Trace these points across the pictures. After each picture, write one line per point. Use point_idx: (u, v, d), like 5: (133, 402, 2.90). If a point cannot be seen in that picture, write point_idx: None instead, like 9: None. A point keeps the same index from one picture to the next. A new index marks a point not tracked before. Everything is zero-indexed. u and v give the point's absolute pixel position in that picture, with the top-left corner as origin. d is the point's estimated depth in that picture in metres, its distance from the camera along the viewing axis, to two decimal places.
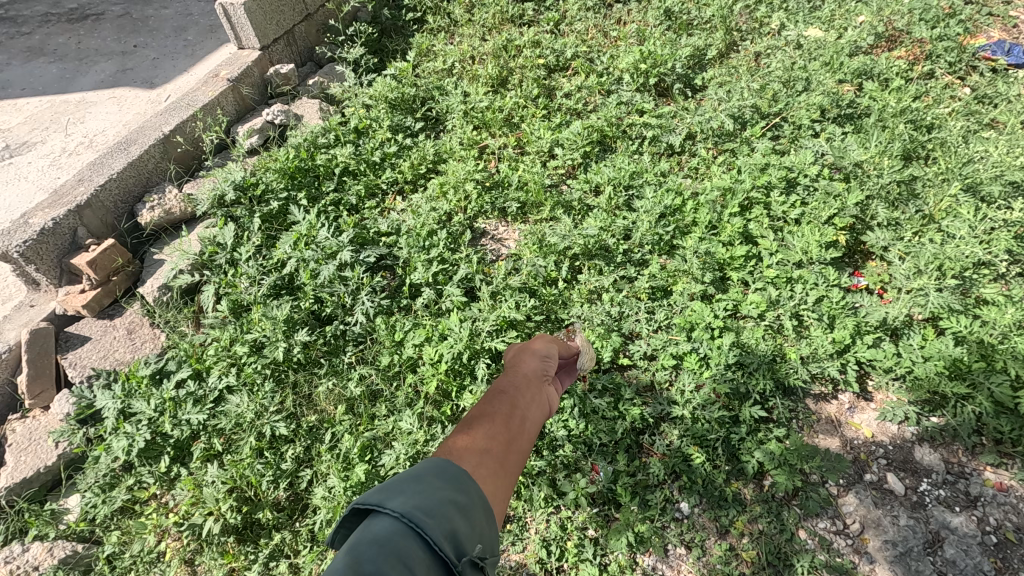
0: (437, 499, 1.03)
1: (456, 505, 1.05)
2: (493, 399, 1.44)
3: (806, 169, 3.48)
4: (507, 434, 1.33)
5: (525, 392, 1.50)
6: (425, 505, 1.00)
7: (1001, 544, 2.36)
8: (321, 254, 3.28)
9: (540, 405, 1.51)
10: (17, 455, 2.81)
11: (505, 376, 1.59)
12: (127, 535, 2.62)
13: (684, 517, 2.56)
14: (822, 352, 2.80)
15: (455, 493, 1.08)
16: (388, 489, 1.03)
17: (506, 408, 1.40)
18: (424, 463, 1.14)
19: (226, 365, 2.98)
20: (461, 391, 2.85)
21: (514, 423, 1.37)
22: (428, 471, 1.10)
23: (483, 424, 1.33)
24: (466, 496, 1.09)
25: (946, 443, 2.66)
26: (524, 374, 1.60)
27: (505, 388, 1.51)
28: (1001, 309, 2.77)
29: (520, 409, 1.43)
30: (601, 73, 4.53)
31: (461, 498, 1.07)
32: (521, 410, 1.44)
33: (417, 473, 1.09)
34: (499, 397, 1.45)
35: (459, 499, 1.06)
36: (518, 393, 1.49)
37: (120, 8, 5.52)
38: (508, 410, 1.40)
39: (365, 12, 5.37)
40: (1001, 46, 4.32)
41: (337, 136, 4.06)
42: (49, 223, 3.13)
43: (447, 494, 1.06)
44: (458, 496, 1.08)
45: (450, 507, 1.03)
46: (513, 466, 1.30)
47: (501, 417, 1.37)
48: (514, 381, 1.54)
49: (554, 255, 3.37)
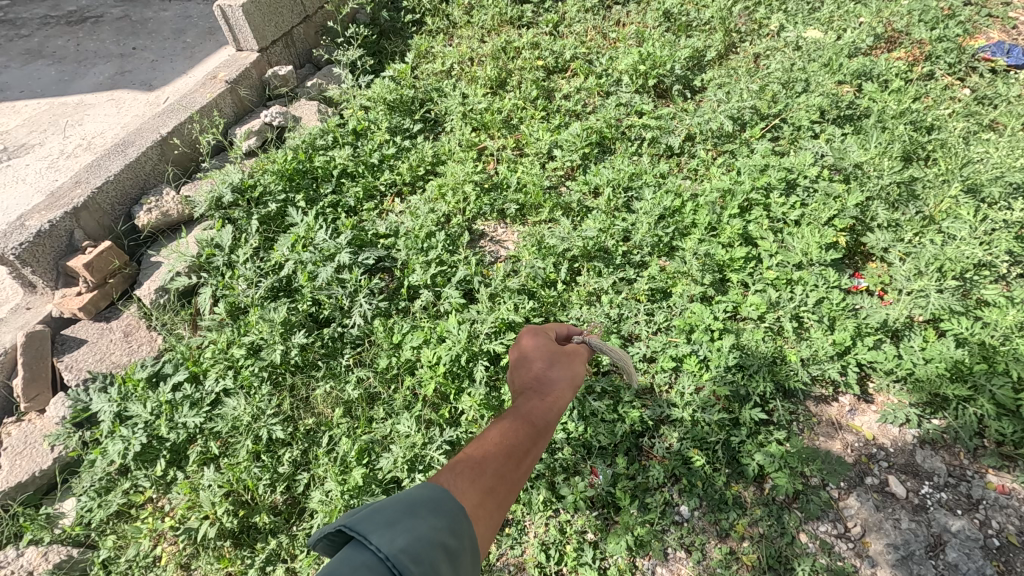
0: (428, 542, 0.99)
1: (447, 550, 1.02)
2: (514, 426, 1.42)
3: (806, 170, 3.47)
4: (514, 474, 1.32)
5: (545, 427, 1.48)
6: (414, 547, 0.96)
7: (1004, 548, 2.34)
8: (318, 256, 3.27)
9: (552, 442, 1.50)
10: (12, 459, 2.78)
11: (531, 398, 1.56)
12: (122, 539, 2.60)
13: (684, 520, 2.53)
14: (822, 353, 2.78)
15: (448, 536, 1.05)
16: (379, 517, 0.99)
17: (521, 442, 1.39)
18: (424, 493, 1.12)
19: (223, 368, 2.96)
20: (460, 393, 2.83)
21: (524, 461, 1.36)
22: (424, 506, 1.07)
23: (494, 458, 1.31)
24: (457, 540, 1.07)
25: (948, 446, 2.64)
26: (550, 401, 1.56)
27: (528, 415, 1.48)
28: (1003, 310, 2.77)
29: (534, 447, 1.41)
30: (600, 74, 4.52)
31: (452, 543, 1.04)
32: (535, 448, 1.43)
33: (413, 505, 1.06)
34: (519, 427, 1.42)
35: (450, 544, 1.03)
36: (540, 425, 1.47)
37: (119, 11, 5.52)
38: (521, 447, 1.38)
39: (364, 15, 5.39)
40: (1001, 47, 4.32)
41: (336, 138, 4.05)
42: (46, 225, 3.11)
43: (439, 538, 1.02)
44: (450, 539, 1.05)
45: (439, 551, 1.00)
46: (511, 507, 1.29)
47: (513, 453, 1.36)
48: (540, 407, 1.52)
49: (553, 256, 3.35)
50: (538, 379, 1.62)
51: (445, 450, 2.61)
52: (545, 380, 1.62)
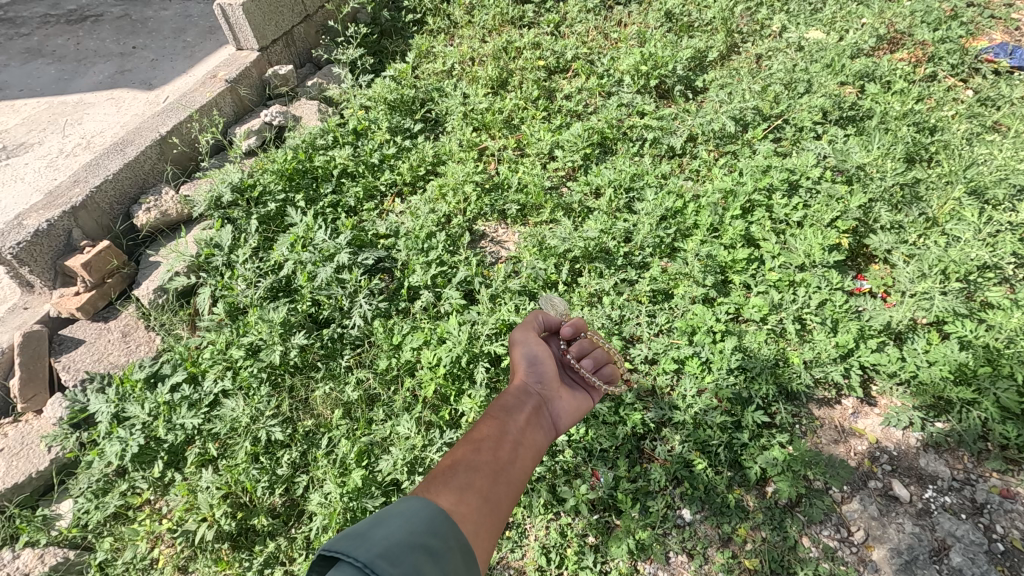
0: (405, 545, 1.01)
1: (427, 549, 1.06)
2: (482, 431, 1.63)
3: (807, 171, 3.45)
4: (488, 470, 1.49)
5: (516, 412, 1.80)
6: (390, 551, 0.97)
7: (1009, 552, 2.32)
8: (318, 256, 3.24)
9: (526, 440, 1.71)
10: (9, 459, 2.76)
11: (505, 403, 1.82)
12: (119, 541, 2.57)
13: (686, 524, 2.51)
14: (825, 356, 2.74)
15: (429, 537, 1.10)
16: (357, 533, 0.99)
17: (490, 445, 1.58)
18: (398, 506, 1.16)
19: (222, 369, 2.94)
20: (460, 395, 2.82)
21: (496, 460, 1.53)
22: (401, 516, 1.11)
23: (468, 461, 1.48)
24: (439, 540, 1.12)
25: (952, 449, 2.63)
26: (517, 404, 1.83)
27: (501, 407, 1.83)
28: (1008, 313, 2.75)
29: (505, 446, 1.61)
30: (601, 75, 4.51)
31: (434, 543, 1.09)
32: (508, 445, 1.62)
33: (388, 517, 1.09)
34: (487, 433, 1.63)
35: (431, 546, 1.08)
36: (514, 415, 1.78)
37: (120, 9, 5.50)
38: (490, 448, 1.57)
39: (365, 14, 5.38)
40: (1004, 48, 4.29)
41: (336, 138, 4.03)
42: (43, 224, 3.09)
43: (418, 539, 1.06)
44: (431, 541, 1.10)
45: (421, 554, 1.03)
46: (497, 500, 1.43)
47: (486, 441, 1.59)
48: (513, 399, 1.85)
49: (553, 258, 3.33)
50: (515, 373, 2.01)
51: (445, 452, 2.60)
52: (526, 373, 1.98)
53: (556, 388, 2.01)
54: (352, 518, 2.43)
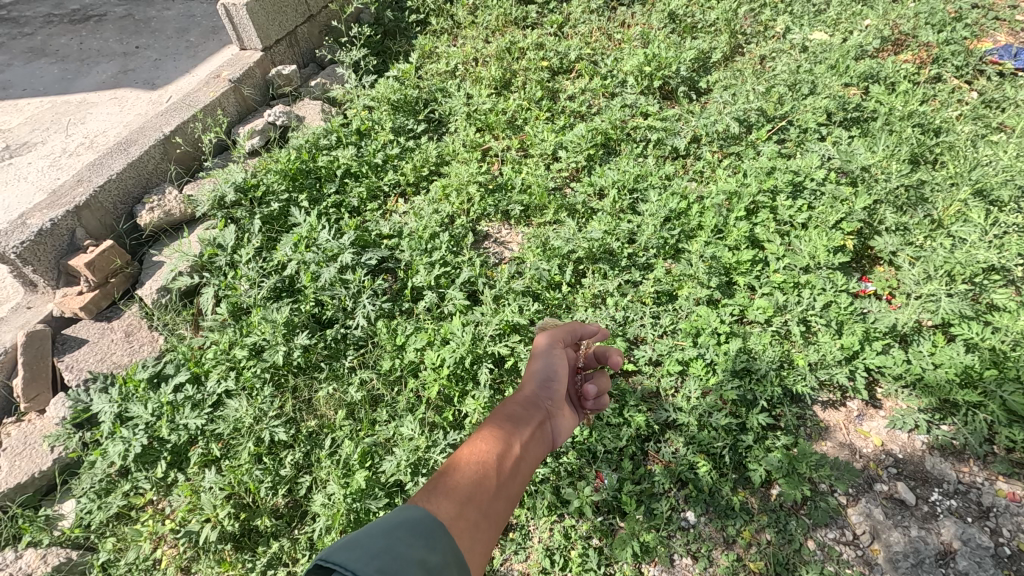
0: (405, 561, 1.00)
1: (426, 566, 1.05)
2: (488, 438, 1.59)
3: (812, 172, 3.42)
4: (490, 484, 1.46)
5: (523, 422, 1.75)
6: (387, 567, 0.96)
7: (1015, 556, 2.31)
8: (321, 256, 3.23)
9: (529, 455, 1.67)
10: (11, 459, 2.76)
11: (512, 410, 1.76)
12: (121, 542, 2.57)
13: (690, 526, 2.51)
14: (831, 358, 2.73)
15: (427, 553, 1.08)
16: (356, 545, 0.97)
17: (495, 456, 1.54)
18: (398, 514, 1.14)
19: (225, 369, 2.92)
20: (464, 396, 2.81)
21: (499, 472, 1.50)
22: (400, 527, 1.09)
23: (470, 470, 1.45)
24: (438, 555, 1.10)
25: (958, 452, 2.61)
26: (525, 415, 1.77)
27: (508, 415, 1.76)
28: (1013, 316, 2.74)
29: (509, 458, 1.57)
30: (605, 75, 4.50)
31: (432, 559, 1.07)
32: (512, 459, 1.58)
33: (388, 527, 1.07)
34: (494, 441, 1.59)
35: (429, 560, 1.06)
36: (525, 427, 1.73)
37: (123, 9, 5.50)
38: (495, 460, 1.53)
39: (368, 15, 5.38)
40: (1009, 50, 4.29)
41: (339, 138, 4.02)
42: (47, 224, 3.09)
43: (416, 554, 1.05)
44: (430, 555, 1.08)
45: (418, 569, 1.01)
46: (494, 515, 1.41)
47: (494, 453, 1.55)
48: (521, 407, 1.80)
49: (557, 258, 3.31)
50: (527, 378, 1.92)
51: (448, 453, 2.59)
52: (541, 383, 1.91)
53: (564, 401, 1.97)
54: (355, 519, 2.42)
